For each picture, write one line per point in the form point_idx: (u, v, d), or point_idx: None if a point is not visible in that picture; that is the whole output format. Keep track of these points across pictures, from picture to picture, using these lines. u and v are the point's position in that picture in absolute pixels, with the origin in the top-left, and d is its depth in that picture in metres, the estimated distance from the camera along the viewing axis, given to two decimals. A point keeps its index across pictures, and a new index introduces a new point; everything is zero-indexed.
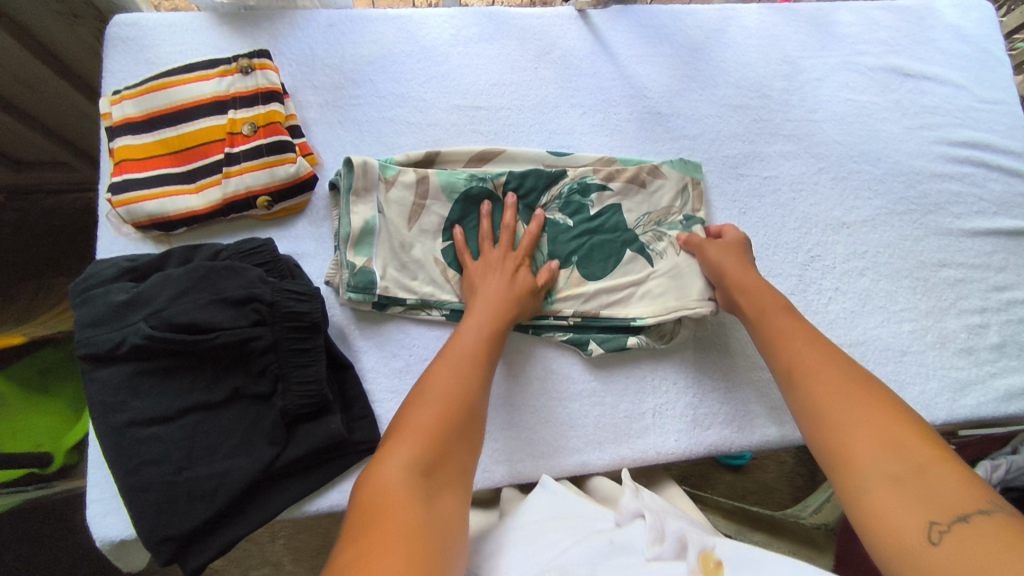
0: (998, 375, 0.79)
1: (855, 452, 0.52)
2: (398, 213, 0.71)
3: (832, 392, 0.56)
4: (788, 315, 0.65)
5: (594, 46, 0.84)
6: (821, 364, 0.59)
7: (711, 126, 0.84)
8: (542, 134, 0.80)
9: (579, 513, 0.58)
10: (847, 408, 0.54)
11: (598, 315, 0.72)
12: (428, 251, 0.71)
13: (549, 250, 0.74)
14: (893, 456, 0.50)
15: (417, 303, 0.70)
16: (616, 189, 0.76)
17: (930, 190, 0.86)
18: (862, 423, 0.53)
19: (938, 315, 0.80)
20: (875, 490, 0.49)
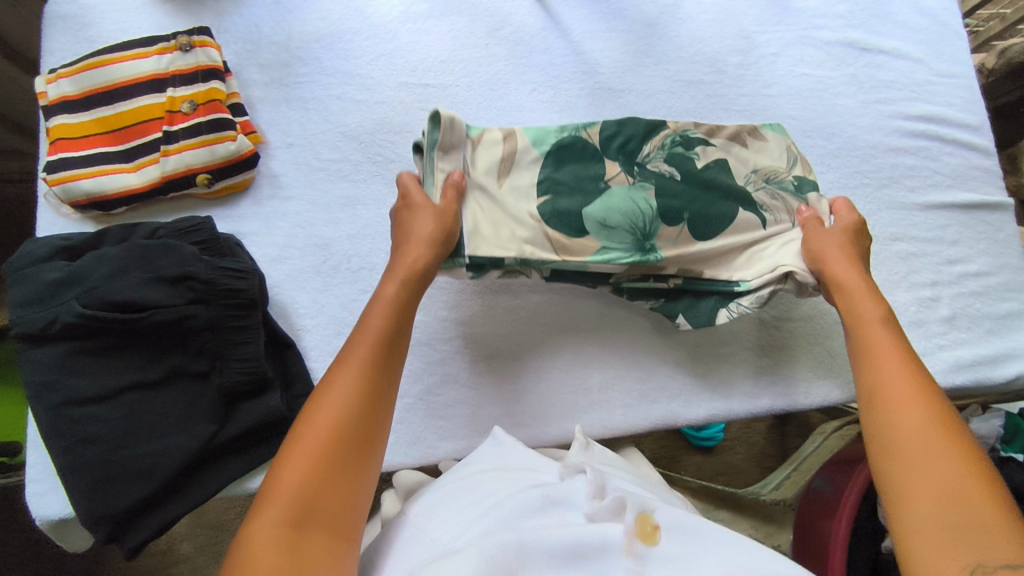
0: (947, 347, 0.81)
1: (908, 483, 0.51)
2: (489, 171, 0.69)
3: (901, 414, 0.54)
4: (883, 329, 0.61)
5: (546, 22, 0.83)
6: (896, 381, 0.56)
7: (663, 102, 0.83)
8: (490, 111, 0.79)
9: (523, 465, 0.59)
10: (913, 435, 0.53)
11: (702, 276, 0.70)
12: (523, 206, 0.68)
13: (658, 206, 0.69)
14: (944, 493, 0.49)
15: (515, 265, 0.66)
16: (719, 143, 0.73)
17: (886, 164, 0.86)
18: (925, 450, 0.52)
19: (889, 289, 0.82)
20: (919, 529, 0.48)
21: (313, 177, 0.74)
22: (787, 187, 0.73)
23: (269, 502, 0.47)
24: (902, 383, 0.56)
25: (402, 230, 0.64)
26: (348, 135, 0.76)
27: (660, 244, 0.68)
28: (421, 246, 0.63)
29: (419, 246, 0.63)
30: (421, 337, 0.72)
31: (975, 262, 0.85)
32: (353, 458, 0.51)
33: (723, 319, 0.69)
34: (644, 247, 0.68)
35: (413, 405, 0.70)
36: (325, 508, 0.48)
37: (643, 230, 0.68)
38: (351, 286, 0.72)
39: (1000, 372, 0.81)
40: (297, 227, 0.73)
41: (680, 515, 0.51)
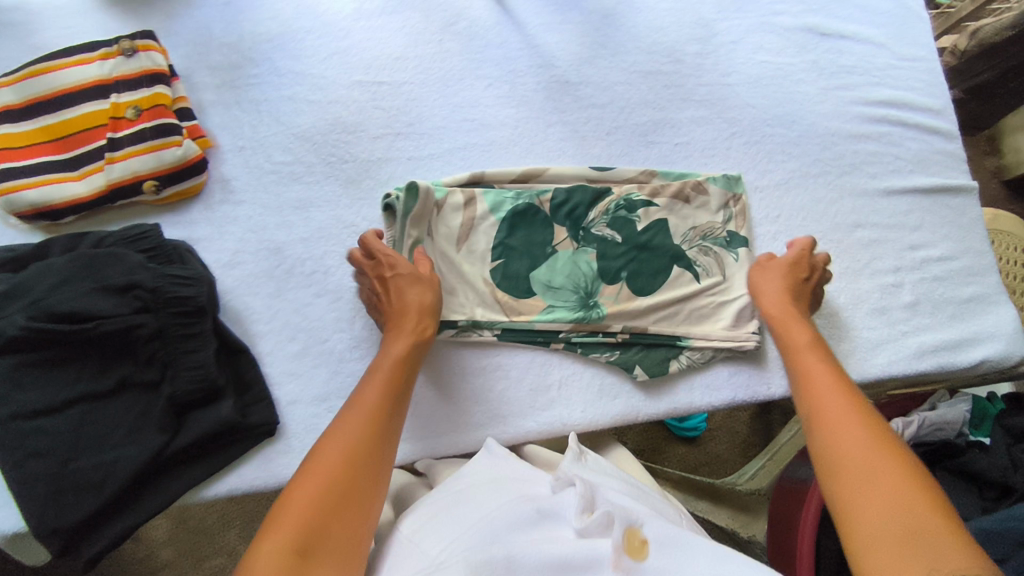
0: (911, 334, 0.81)
1: (855, 499, 0.51)
2: (449, 236, 0.73)
3: (844, 436, 0.56)
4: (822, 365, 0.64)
5: (501, 16, 0.82)
6: (839, 403, 0.59)
7: (622, 95, 0.82)
8: (446, 109, 0.78)
9: (514, 476, 0.58)
10: (859, 452, 0.54)
11: (646, 331, 0.75)
12: (477, 271, 0.73)
13: (598, 267, 0.76)
14: (891, 505, 0.49)
15: (468, 324, 0.72)
16: (662, 204, 0.78)
17: (846, 151, 0.86)
18: (869, 466, 0.53)
19: (851, 276, 0.83)
20: (875, 543, 0.48)
21: (266, 179, 0.74)
22: (721, 243, 0.79)
23: (277, 527, 0.47)
24: (845, 405, 0.58)
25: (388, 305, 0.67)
26: (300, 137, 0.75)
27: (603, 302, 0.75)
28: (416, 307, 0.65)
29: (411, 311, 0.65)
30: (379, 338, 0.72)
31: (938, 247, 0.85)
32: (363, 490, 0.51)
33: (671, 369, 0.75)
34: (587, 304, 0.75)
35: None
36: (331, 538, 0.48)
37: (586, 289, 0.75)
38: (305, 289, 0.72)
39: (964, 356, 0.82)
40: (250, 231, 0.72)
41: (669, 529, 0.49)
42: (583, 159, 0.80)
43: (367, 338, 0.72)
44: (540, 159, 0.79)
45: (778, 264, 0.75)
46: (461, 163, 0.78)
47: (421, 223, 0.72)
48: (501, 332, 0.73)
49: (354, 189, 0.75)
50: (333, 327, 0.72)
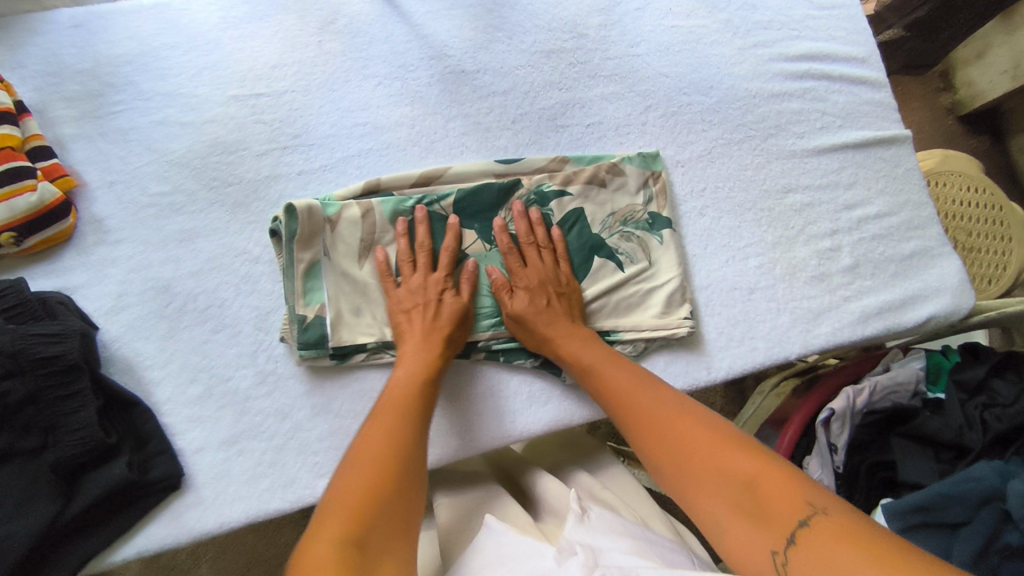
0: (853, 299, 0.77)
1: (692, 490, 0.50)
2: (346, 252, 0.68)
3: (654, 434, 0.55)
4: (601, 352, 0.64)
5: (383, 8, 0.76)
6: (640, 399, 0.59)
7: (523, 78, 0.77)
8: (334, 115, 0.73)
9: (524, 551, 0.51)
10: (671, 443, 0.53)
11: None
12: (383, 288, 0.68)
13: None
14: (719, 486, 0.48)
15: (378, 346, 0.67)
16: (577, 192, 0.73)
17: (769, 112, 0.81)
18: (684, 453, 0.52)
19: (787, 245, 0.78)
20: (722, 528, 0.46)
21: (143, 214, 0.68)
22: (643, 226, 0.74)
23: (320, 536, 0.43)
24: (646, 396, 0.58)
25: (428, 316, 0.64)
26: (176, 163, 0.69)
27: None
28: (453, 335, 0.64)
29: (439, 340, 0.63)
30: (286, 370, 0.67)
31: (874, 203, 0.81)
32: (411, 495, 0.49)
33: None
34: None
35: (284, 445, 0.65)
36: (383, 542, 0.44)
37: None
38: (200, 327, 0.67)
39: (911, 315, 0.78)
40: (132, 271, 0.67)
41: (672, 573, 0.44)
42: (488, 153, 0.75)
43: (273, 372, 0.66)
44: (442, 159, 0.73)
45: (530, 274, 0.68)
46: (358, 171, 0.72)
47: (314, 244, 0.67)
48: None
49: (243, 213, 0.69)
50: (235, 364, 0.66)
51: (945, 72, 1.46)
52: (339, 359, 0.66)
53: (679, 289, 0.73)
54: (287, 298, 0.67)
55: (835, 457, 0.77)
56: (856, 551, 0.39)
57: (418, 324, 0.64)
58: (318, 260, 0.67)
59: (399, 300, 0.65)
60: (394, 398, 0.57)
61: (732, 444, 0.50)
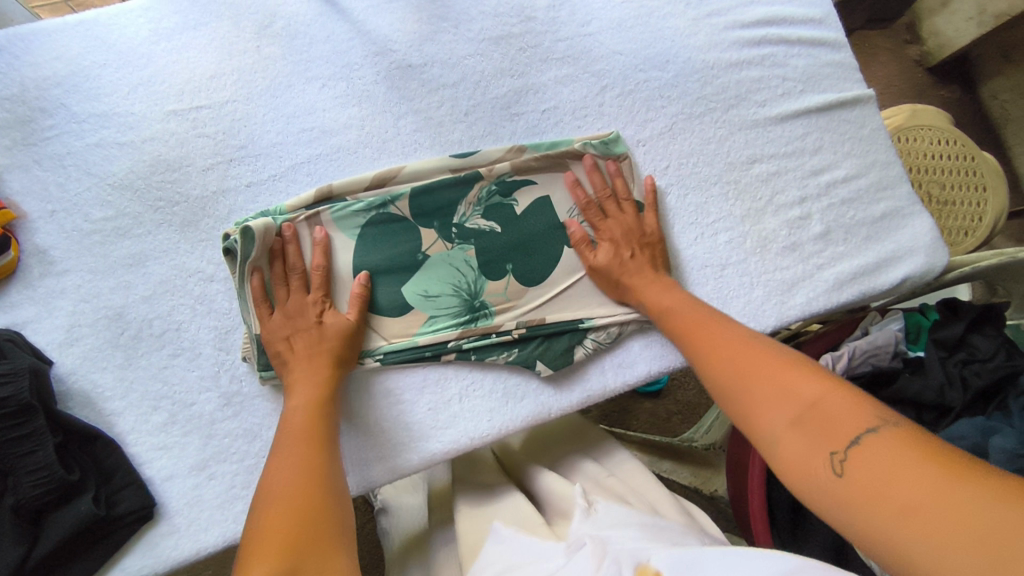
0: (826, 266, 0.76)
1: (752, 404, 0.52)
2: None
3: (723, 359, 0.57)
4: (678, 297, 0.66)
5: (322, 6, 0.74)
6: (710, 334, 0.61)
7: (473, 68, 0.75)
8: (279, 121, 0.70)
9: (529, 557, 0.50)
10: (739, 366, 0.55)
11: (544, 322, 0.69)
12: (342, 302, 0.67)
13: (480, 263, 0.69)
14: (782, 400, 0.50)
15: None
16: (540, 180, 0.72)
17: (729, 82, 0.79)
18: (751, 374, 0.53)
19: (756, 217, 0.76)
20: (777, 436, 0.48)
21: (88, 242, 0.66)
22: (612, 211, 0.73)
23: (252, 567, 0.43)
24: (717, 332, 0.60)
25: (308, 341, 0.61)
26: (118, 186, 0.67)
27: (490, 301, 0.69)
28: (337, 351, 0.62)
29: (325, 361, 0.61)
30: (252, 389, 0.65)
31: (842, 167, 0.80)
32: (338, 499, 0.50)
33: (578, 356, 0.69)
34: (474, 308, 0.68)
35: (256, 465, 0.63)
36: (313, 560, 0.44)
37: (469, 291, 0.69)
38: (159, 352, 0.64)
39: (885, 277, 0.77)
40: (82, 301, 0.64)
41: (680, 555, 0.43)
42: (443, 148, 0.73)
43: (238, 393, 0.65)
44: (396, 158, 0.71)
45: (610, 224, 0.70)
46: (309, 178, 0.70)
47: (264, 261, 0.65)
48: (384, 357, 0.66)
49: (192, 232, 0.67)
50: (198, 388, 0.64)
51: (911, 24, 1.45)
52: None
53: None
54: (244, 319, 0.64)
55: None
56: (915, 460, 0.40)
57: (302, 350, 0.61)
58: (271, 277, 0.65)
59: (274, 329, 0.62)
60: (297, 420, 0.56)
61: (801, 368, 0.51)
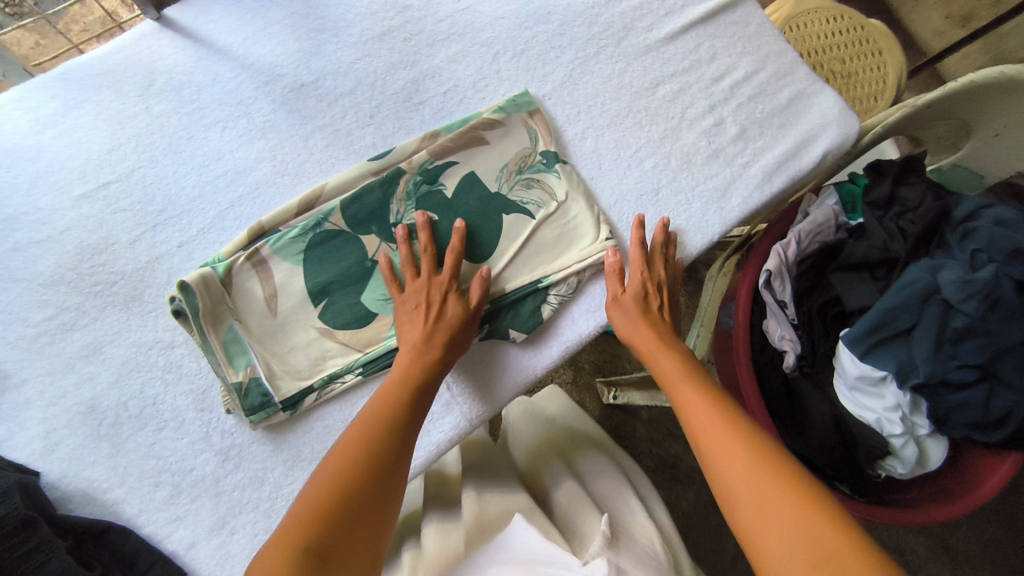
0: (751, 163, 0.79)
1: (761, 523, 0.48)
2: (255, 309, 0.66)
3: (737, 466, 0.53)
4: (689, 385, 0.62)
5: (197, 51, 0.73)
6: (723, 435, 0.56)
7: (364, 70, 0.75)
8: (191, 175, 0.70)
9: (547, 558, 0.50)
10: (756, 485, 0.50)
11: (505, 292, 0.70)
12: (307, 329, 0.67)
13: None
14: (799, 540, 0.45)
15: (326, 380, 0.66)
16: (461, 159, 0.73)
17: (612, 16, 0.81)
18: (768, 497, 0.49)
19: (673, 135, 0.78)
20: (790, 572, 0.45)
21: (37, 345, 0.65)
22: (539, 168, 0.74)
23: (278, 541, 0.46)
24: (720, 428, 0.56)
25: (424, 324, 0.63)
26: (50, 283, 0.66)
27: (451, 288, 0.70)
28: (447, 345, 0.63)
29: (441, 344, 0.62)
30: (246, 438, 0.65)
31: (740, 66, 0.82)
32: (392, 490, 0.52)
33: (546, 314, 0.70)
34: None
35: (272, 508, 0.64)
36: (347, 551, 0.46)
37: None
38: (144, 431, 0.64)
39: (807, 157, 0.80)
40: (51, 404, 0.64)
41: None
42: (358, 156, 0.73)
43: (232, 446, 0.65)
44: (315, 178, 0.71)
45: (641, 272, 0.71)
46: (238, 222, 0.69)
47: (218, 313, 0.64)
48: (363, 368, 0.67)
49: (138, 306, 0.66)
50: (193, 453, 0.64)
51: None
52: (292, 409, 0.65)
53: (591, 213, 0.74)
54: (215, 372, 0.64)
55: (785, 313, 0.80)
56: None
57: (417, 329, 0.63)
58: (229, 326, 0.65)
59: (403, 308, 0.65)
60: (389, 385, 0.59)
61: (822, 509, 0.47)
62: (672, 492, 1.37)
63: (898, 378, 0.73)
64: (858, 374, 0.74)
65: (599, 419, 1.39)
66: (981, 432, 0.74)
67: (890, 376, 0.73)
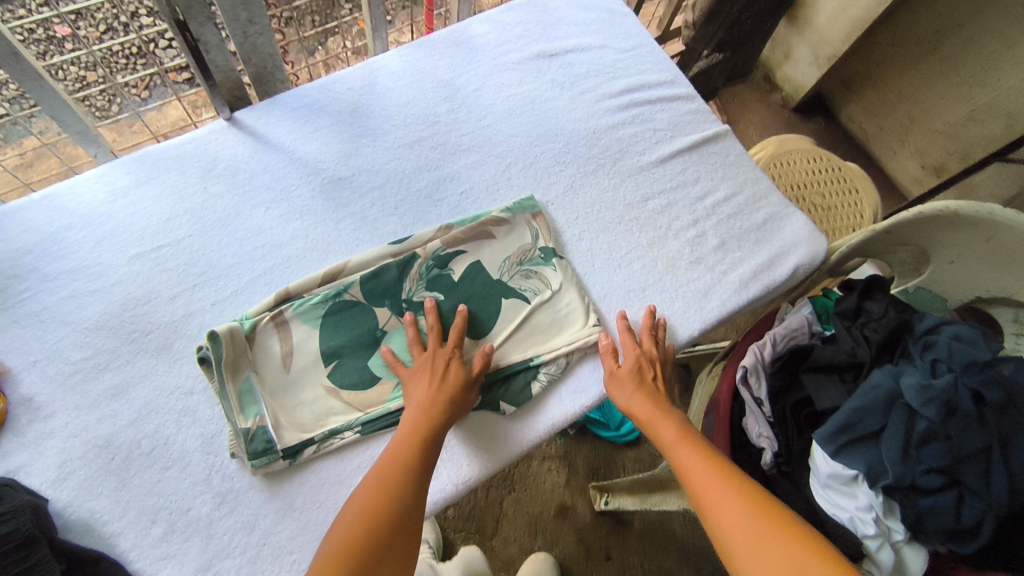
0: (729, 271, 0.88)
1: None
2: (271, 364, 0.73)
3: (734, 521, 0.60)
4: (685, 439, 0.70)
5: (256, 145, 0.86)
6: (720, 494, 0.63)
7: (394, 170, 0.88)
8: (234, 245, 0.80)
9: None
10: (754, 537, 0.58)
11: (498, 367, 0.76)
12: (315, 387, 0.74)
13: None
14: None
15: (327, 434, 0.71)
16: (469, 249, 0.82)
17: (610, 141, 0.95)
18: (760, 552, 0.57)
19: (660, 242, 0.88)
20: None
21: (69, 382, 0.71)
22: (538, 262, 0.84)
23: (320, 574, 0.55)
24: (716, 485, 0.64)
25: (429, 383, 0.70)
26: (95, 327, 0.74)
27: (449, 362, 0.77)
28: (448, 402, 0.69)
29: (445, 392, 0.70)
30: (243, 484, 0.69)
31: (720, 189, 0.94)
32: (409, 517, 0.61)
33: (535, 390, 0.76)
34: None
35: (257, 555, 0.66)
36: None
37: None
38: (151, 469, 0.69)
39: (779, 270, 0.89)
40: (72, 436, 0.69)
41: None
42: (381, 240, 0.83)
43: (230, 491, 0.69)
44: (341, 255, 0.81)
45: (632, 354, 0.77)
46: (268, 287, 0.78)
47: (237, 363, 0.72)
48: (362, 427, 0.72)
49: (167, 354, 0.74)
50: (192, 494, 0.68)
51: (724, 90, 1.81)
52: (292, 458, 0.69)
53: (581, 303, 0.82)
54: (225, 417, 0.70)
55: (763, 409, 0.89)
56: None
57: (422, 389, 0.70)
58: (246, 376, 0.72)
59: (412, 374, 0.72)
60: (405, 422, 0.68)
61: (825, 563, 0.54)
62: None
63: (868, 479, 0.76)
64: (829, 471, 0.79)
65: (591, 525, 1.38)
66: (956, 543, 0.74)
67: (860, 476, 0.77)
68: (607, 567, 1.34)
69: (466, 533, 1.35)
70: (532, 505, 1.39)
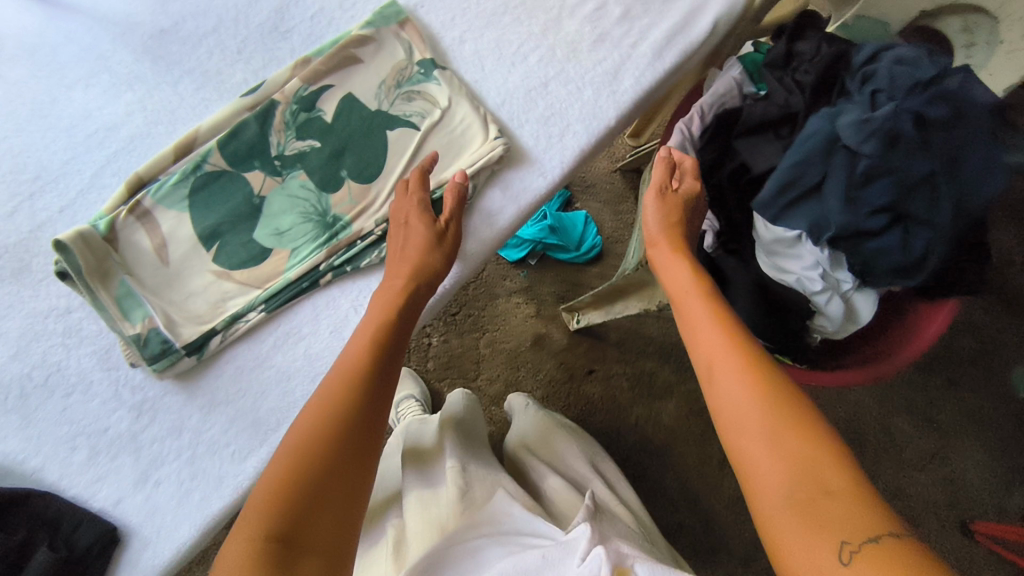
0: (640, 42, 0.76)
1: (756, 447, 0.50)
2: (145, 262, 0.65)
3: (740, 383, 0.54)
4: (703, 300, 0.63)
5: (47, 11, 0.70)
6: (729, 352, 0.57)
7: (224, 7, 0.73)
8: (62, 137, 0.68)
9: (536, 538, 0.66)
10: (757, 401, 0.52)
11: None
12: (202, 274, 0.66)
13: (316, 181, 0.69)
14: (797, 459, 0.48)
15: (229, 321, 0.65)
16: (336, 82, 0.71)
17: None
18: (762, 416, 0.51)
19: (556, 26, 0.76)
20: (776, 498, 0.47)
21: None
22: (418, 79, 0.72)
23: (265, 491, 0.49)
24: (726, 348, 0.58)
25: (395, 252, 0.65)
26: None
27: (343, 212, 0.69)
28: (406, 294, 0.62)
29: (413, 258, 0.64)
30: (158, 391, 0.65)
31: None
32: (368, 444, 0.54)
33: None
34: (327, 224, 0.69)
35: (193, 455, 0.64)
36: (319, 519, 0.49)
37: (316, 211, 0.69)
38: (52, 398, 0.63)
39: (697, 28, 0.77)
40: None
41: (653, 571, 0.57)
42: (232, 94, 0.71)
43: (145, 400, 0.64)
44: (190, 122, 0.70)
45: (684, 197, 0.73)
46: (117, 178, 0.68)
47: (105, 269, 0.63)
48: (265, 305, 0.66)
49: (28, 277, 0.65)
50: (106, 412, 0.64)
51: None
52: (198, 353, 0.64)
53: (477, 115, 0.72)
54: (111, 327, 0.63)
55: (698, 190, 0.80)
56: None
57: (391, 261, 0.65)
58: (120, 280, 0.64)
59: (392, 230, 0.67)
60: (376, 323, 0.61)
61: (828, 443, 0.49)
62: (649, 406, 1.38)
63: (812, 235, 0.71)
64: (771, 238, 0.73)
65: (567, 346, 1.39)
66: (904, 278, 0.72)
67: (804, 235, 0.72)
68: (591, 380, 1.38)
69: (450, 380, 1.37)
70: (507, 341, 1.39)
